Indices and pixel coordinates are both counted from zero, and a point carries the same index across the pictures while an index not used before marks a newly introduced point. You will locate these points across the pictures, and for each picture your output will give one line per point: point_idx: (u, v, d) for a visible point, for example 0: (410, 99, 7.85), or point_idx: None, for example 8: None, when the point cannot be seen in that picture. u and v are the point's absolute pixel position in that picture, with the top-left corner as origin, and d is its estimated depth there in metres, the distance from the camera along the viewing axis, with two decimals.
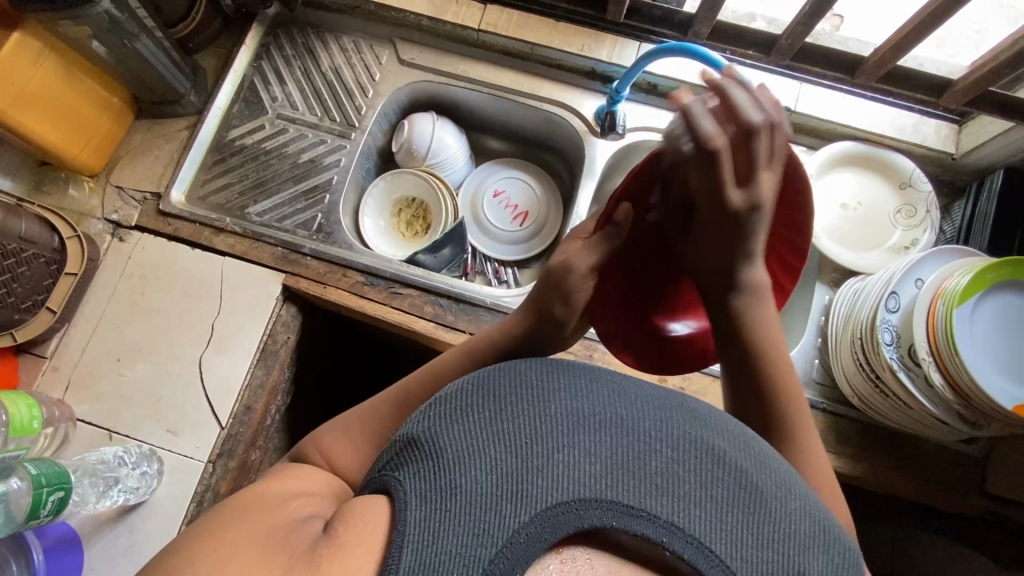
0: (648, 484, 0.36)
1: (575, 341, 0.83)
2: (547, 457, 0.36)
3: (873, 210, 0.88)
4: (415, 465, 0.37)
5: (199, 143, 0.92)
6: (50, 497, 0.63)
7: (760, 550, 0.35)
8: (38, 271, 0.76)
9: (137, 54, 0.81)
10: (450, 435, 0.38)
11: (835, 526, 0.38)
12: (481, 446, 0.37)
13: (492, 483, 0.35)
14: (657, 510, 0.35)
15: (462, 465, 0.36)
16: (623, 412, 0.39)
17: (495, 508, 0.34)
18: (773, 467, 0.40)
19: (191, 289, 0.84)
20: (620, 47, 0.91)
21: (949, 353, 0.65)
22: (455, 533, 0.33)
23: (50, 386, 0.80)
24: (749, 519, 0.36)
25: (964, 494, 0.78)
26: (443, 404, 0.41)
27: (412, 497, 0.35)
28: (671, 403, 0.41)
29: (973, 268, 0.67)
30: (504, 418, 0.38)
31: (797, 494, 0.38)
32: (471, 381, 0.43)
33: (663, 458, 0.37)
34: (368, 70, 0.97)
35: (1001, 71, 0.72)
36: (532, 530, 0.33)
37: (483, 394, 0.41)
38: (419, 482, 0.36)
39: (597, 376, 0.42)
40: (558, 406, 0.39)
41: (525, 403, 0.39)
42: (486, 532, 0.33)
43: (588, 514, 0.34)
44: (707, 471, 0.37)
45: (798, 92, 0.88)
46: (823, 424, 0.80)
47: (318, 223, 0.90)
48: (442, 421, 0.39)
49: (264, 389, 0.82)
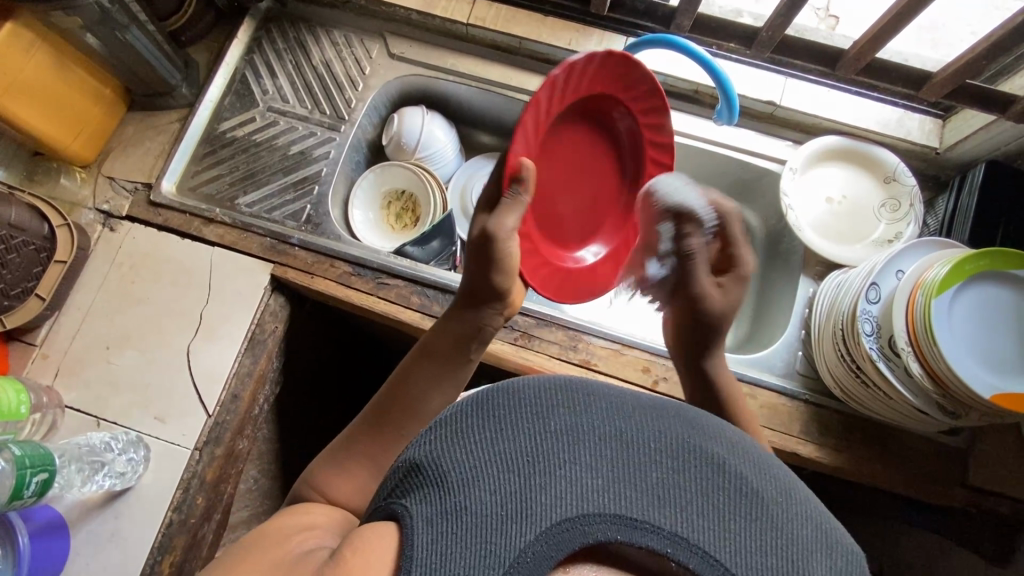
0: (651, 495, 0.35)
1: (559, 331, 0.83)
2: (550, 474, 0.35)
3: (858, 204, 0.88)
4: (420, 490, 0.36)
5: (191, 134, 0.93)
6: (33, 479, 0.64)
7: (764, 556, 0.34)
8: (28, 258, 0.77)
9: (129, 45, 0.82)
10: (452, 457, 0.37)
11: (836, 529, 0.37)
12: (484, 464, 0.36)
13: (496, 502, 0.34)
14: (661, 521, 0.34)
15: (466, 486, 0.35)
16: (622, 425, 0.39)
17: (501, 528, 0.33)
18: (773, 472, 0.39)
19: (180, 278, 0.85)
20: (607, 42, 0.92)
21: (928, 344, 0.65)
22: (462, 557, 0.32)
23: (40, 373, 0.81)
24: (752, 526, 0.35)
25: (947, 485, 0.78)
26: (443, 424, 0.40)
27: (419, 522, 0.34)
28: (669, 412, 0.41)
29: (952, 259, 0.68)
30: (505, 437, 0.37)
31: (797, 497, 0.38)
32: (472, 398, 0.41)
33: (664, 469, 0.37)
34: (358, 64, 0.98)
35: (979, 63, 0.73)
36: (539, 549, 0.33)
37: (484, 413, 0.39)
38: (425, 506, 0.35)
39: (595, 388, 0.41)
40: (558, 422, 0.38)
41: (524, 419, 0.38)
42: (493, 553, 0.32)
43: (593, 528, 0.34)
44: (708, 479, 0.37)
45: (783, 86, 0.89)
46: (805, 416, 0.81)
47: (307, 214, 0.91)
48: (443, 444, 0.38)
49: (252, 377, 0.83)
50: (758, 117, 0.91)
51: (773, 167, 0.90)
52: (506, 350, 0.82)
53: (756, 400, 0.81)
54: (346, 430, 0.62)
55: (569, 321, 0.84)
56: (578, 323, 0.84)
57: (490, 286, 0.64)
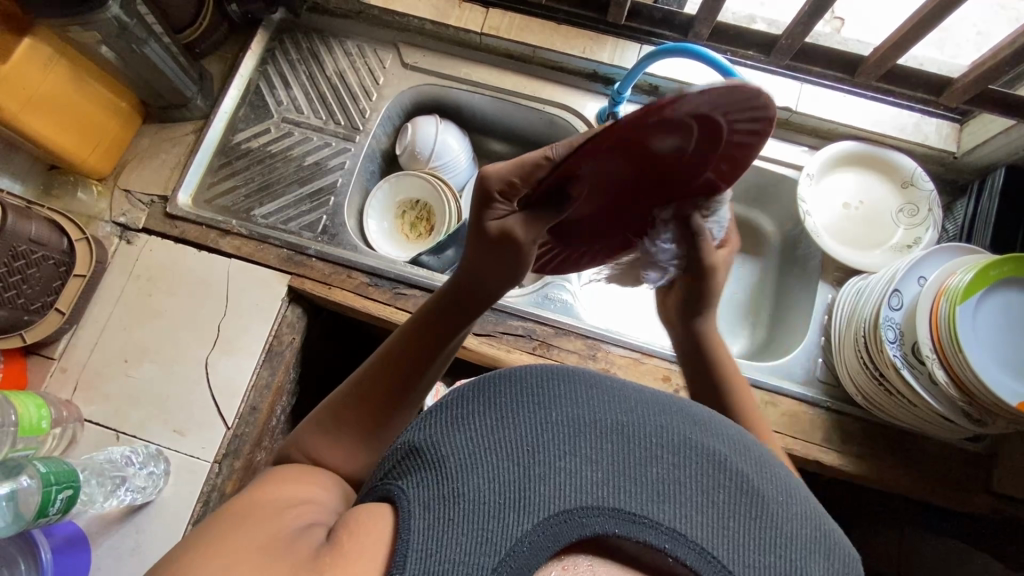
0: (650, 490, 0.35)
1: (577, 340, 0.83)
2: (550, 465, 0.35)
3: (875, 209, 0.88)
4: (418, 473, 0.36)
5: (206, 146, 0.93)
6: (59, 495, 0.64)
7: (760, 555, 0.34)
8: (48, 272, 0.77)
9: (146, 58, 0.82)
10: (453, 443, 0.37)
11: (834, 531, 0.37)
12: (484, 453, 0.36)
13: (494, 491, 0.34)
14: (659, 516, 0.34)
15: (465, 472, 0.35)
16: (624, 418, 0.38)
17: (498, 517, 0.33)
18: (775, 473, 0.39)
19: (198, 290, 0.85)
20: (622, 49, 0.92)
21: (953, 351, 0.65)
22: (458, 543, 0.32)
23: (58, 387, 0.81)
24: (750, 523, 0.35)
25: (971, 493, 0.77)
26: (441, 409, 0.40)
27: (415, 506, 0.34)
28: (671, 408, 0.40)
29: (975, 265, 0.67)
30: (505, 426, 0.37)
31: (798, 499, 0.37)
32: (473, 386, 0.41)
33: (664, 464, 0.36)
34: (372, 74, 0.98)
35: (1000, 69, 0.72)
36: (536, 539, 0.32)
37: (485, 401, 0.39)
38: (423, 490, 0.34)
39: (598, 381, 0.41)
40: (560, 414, 0.38)
41: (526, 411, 0.38)
42: (489, 541, 0.32)
43: (589, 521, 0.33)
44: (709, 475, 0.36)
45: (800, 92, 0.89)
46: (827, 424, 0.80)
47: (323, 225, 0.91)
48: (443, 429, 0.38)
49: (270, 389, 0.83)
50: (773, 123, 0.91)
51: (790, 173, 0.90)
52: (524, 360, 0.82)
53: (776, 408, 0.81)
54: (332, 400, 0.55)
55: (587, 330, 0.83)
56: (596, 331, 0.83)
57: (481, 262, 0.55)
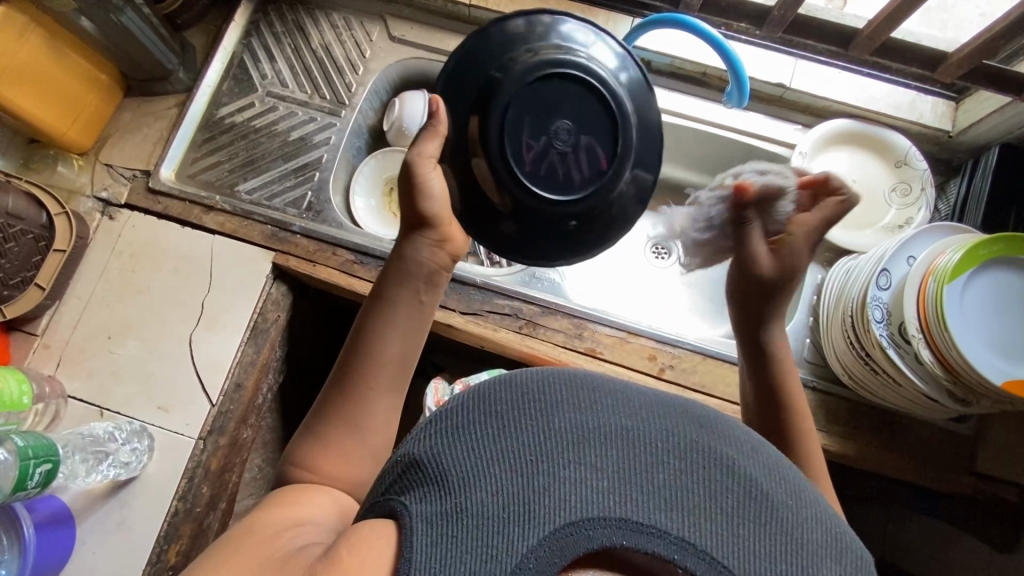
0: (657, 498, 0.34)
1: (564, 320, 0.82)
2: (553, 475, 0.34)
3: (867, 189, 0.87)
4: (420, 488, 0.36)
5: (189, 120, 0.91)
6: (37, 469, 0.63)
7: (773, 561, 0.33)
8: (26, 246, 0.76)
9: (123, 28, 0.80)
10: (454, 456, 0.36)
11: (846, 534, 0.36)
12: (486, 465, 0.35)
13: (497, 504, 0.33)
14: (668, 525, 0.33)
15: (467, 487, 0.34)
16: (628, 425, 0.38)
17: (502, 532, 0.32)
18: (783, 474, 0.38)
19: (180, 266, 0.84)
20: (613, 22, 0.90)
21: (939, 331, 0.64)
22: (462, 561, 0.32)
23: (41, 362, 0.80)
24: (760, 530, 0.34)
25: (955, 473, 0.77)
26: (441, 420, 0.40)
27: (418, 522, 0.34)
28: (676, 412, 0.40)
29: (965, 244, 0.66)
30: (507, 436, 0.37)
31: (806, 501, 0.37)
32: (473, 395, 0.40)
33: (671, 471, 0.36)
34: (358, 47, 0.96)
35: (996, 42, 0.71)
36: (541, 554, 0.32)
37: (485, 409, 0.39)
38: (426, 506, 0.34)
39: (600, 385, 0.40)
40: (562, 421, 0.37)
41: (527, 419, 0.38)
42: (494, 558, 0.32)
43: (596, 533, 0.33)
44: (716, 482, 0.36)
45: (793, 68, 0.87)
46: (813, 404, 0.80)
47: (308, 201, 0.90)
48: (444, 441, 0.38)
49: (255, 366, 0.83)
50: (765, 100, 0.89)
51: (782, 152, 0.89)
52: (511, 339, 0.81)
53: None
54: (312, 412, 0.57)
55: (574, 310, 0.83)
56: (584, 311, 0.83)
57: (418, 215, 0.58)
